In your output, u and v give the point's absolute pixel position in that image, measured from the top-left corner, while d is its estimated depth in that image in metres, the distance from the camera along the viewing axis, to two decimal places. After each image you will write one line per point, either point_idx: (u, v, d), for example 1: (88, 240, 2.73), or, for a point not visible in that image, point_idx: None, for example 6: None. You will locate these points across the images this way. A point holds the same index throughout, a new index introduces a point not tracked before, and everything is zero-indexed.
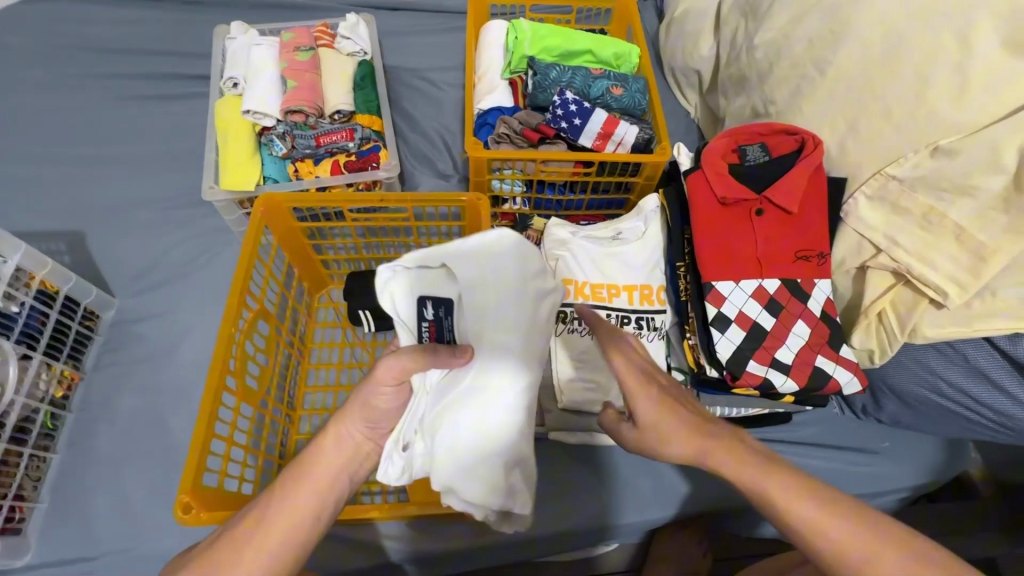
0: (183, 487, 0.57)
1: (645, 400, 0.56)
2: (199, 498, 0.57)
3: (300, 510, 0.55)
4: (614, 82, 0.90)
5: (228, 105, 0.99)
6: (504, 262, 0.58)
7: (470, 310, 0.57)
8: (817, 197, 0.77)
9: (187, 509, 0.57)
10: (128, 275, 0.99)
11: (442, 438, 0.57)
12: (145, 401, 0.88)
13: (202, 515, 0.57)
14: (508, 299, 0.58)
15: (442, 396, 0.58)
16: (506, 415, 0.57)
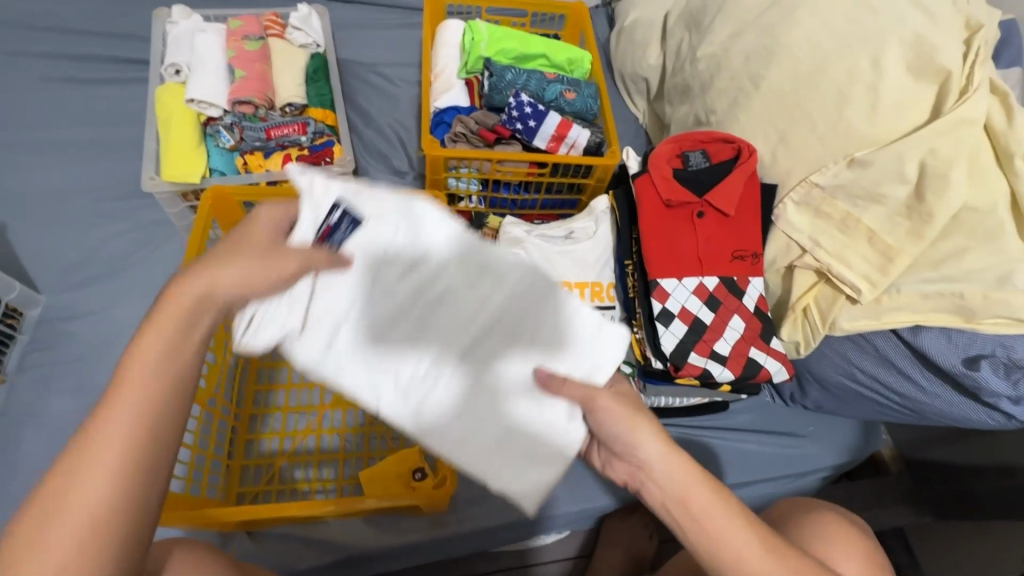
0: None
1: (646, 439, 0.47)
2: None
3: (112, 439, 0.36)
4: (567, 87, 0.93)
5: (169, 92, 0.95)
6: (487, 272, 0.51)
7: (389, 276, 0.51)
8: (751, 201, 0.84)
9: None
10: (56, 270, 0.92)
11: (299, 351, 0.50)
12: (77, 404, 0.83)
13: None
14: (452, 289, 0.50)
15: (326, 304, 0.50)
16: (401, 360, 0.50)
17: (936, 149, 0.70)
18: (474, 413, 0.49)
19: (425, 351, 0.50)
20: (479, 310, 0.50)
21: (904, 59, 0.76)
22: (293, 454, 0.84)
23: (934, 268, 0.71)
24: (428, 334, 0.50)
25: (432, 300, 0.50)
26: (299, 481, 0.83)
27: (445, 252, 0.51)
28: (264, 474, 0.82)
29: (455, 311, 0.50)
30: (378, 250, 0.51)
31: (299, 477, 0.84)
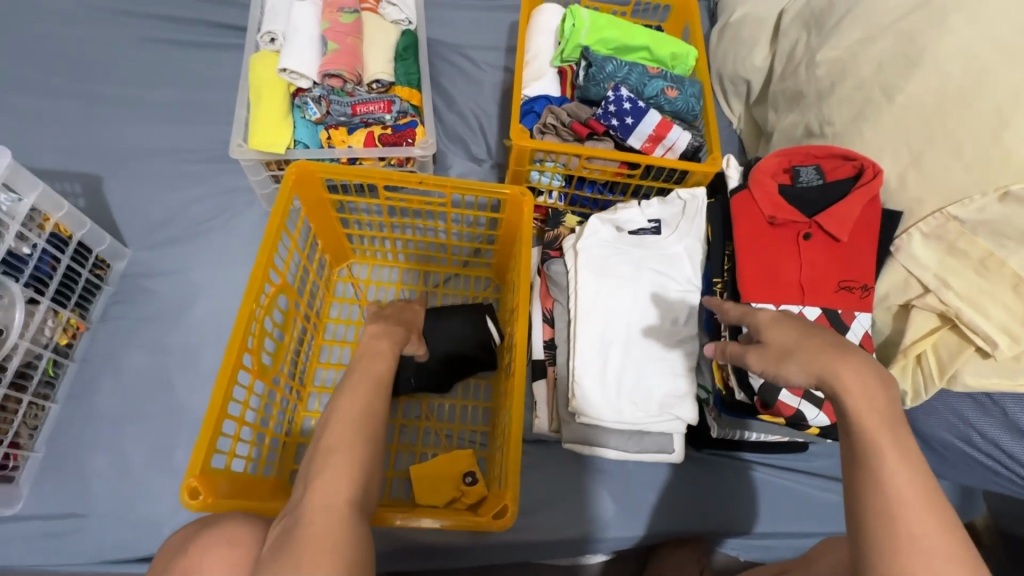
0: (192, 470, 0.55)
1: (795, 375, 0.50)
2: (208, 483, 0.55)
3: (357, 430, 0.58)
4: (670, 84, 0.86)
5: (262, 59, 0.95)
6: (671, 280, 0.83)
7: (647, 271, 0.83)
8: (868, 228, 0.75)
9: (194, 494, 0.54)
10: (143, 226, 0.95)
11: (591, 252, 0.84)
12: (152, 359, 0.85)
13: (209, 501, 0.54)
14: (648, 281, 0.83)
15: (605, 258, 0.84)
16: (611, 294, 0.82)
17: None
18: (612, 330, 0.81)
19: (615, 280, 0.83)
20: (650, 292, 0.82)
21: None
22: None
23: None
24: (616, 285, 0.82)
25: (647, 285, 0.82)
26: None
27: (667, 264, 0.83)
28: None
29: (635, 288, 0.82)
30: (661, 258, 0.84)
31: None
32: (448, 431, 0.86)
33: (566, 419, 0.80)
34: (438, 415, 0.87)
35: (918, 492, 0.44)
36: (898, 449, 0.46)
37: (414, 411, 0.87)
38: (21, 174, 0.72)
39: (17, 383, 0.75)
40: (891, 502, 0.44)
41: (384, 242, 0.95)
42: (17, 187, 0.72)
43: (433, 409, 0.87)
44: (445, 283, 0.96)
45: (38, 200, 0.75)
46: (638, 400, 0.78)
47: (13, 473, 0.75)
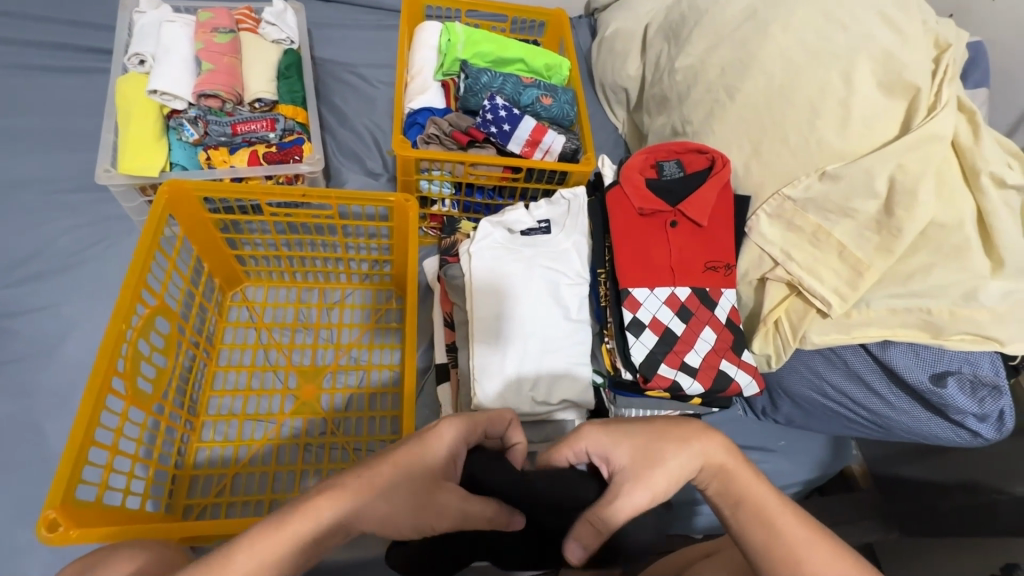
0: (51, 501, 0.50)
1: (637, 496, 0.48)
2: (71, 514, 0.51)
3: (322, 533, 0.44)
4: (543, 92, 0.92)
5: (131, 81, 0.91)
6: (562, 275, 0.85)
7: (539, 267, 0.85)
8: (724, 213, 0.83)
9: (54, 527, 0.50)
10: (1, 263, 0.88)
11: (487, 255, 0.85)
12: (16, 406, 0.78)
13: (71, 532, 0.50)
14: (541, 277, 0.84)
15: (501, 257, 0.85)
16: (507, 290, 0.83)
17: (904, 164, 0.71)
18: (512, 327, 0.82)
19: (511, 278, 0.84)
20: (544, 289, 0.84)
21: (875, 72, 0.77)
22: (246, 464, 0.79)
23: (902, 283, 0.71)
24: (511, 283, 0.84)
25: (540, 282, 0.84)
26: (252, 494, 0.77)
27: (558, 261, 0.86)
28: (218, 484, 0.78)
29: (529, 286, 0.84)
30: (552, 255, 0.86)
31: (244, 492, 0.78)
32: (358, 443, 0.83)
33: None
34: (344, 430, 0.84)
35: (775, 499, 0.46)
36: (749, 478, 0.48)
37: (320, 429, 0.84)
38: None
39: None
40: (759, 519, 0.45)
41: (279, 262, 0.93)
42: None
43: (339, 425, 0.85)
44: (347, 299, 0.94)
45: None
46: (540, 389, 0.79)
47: None
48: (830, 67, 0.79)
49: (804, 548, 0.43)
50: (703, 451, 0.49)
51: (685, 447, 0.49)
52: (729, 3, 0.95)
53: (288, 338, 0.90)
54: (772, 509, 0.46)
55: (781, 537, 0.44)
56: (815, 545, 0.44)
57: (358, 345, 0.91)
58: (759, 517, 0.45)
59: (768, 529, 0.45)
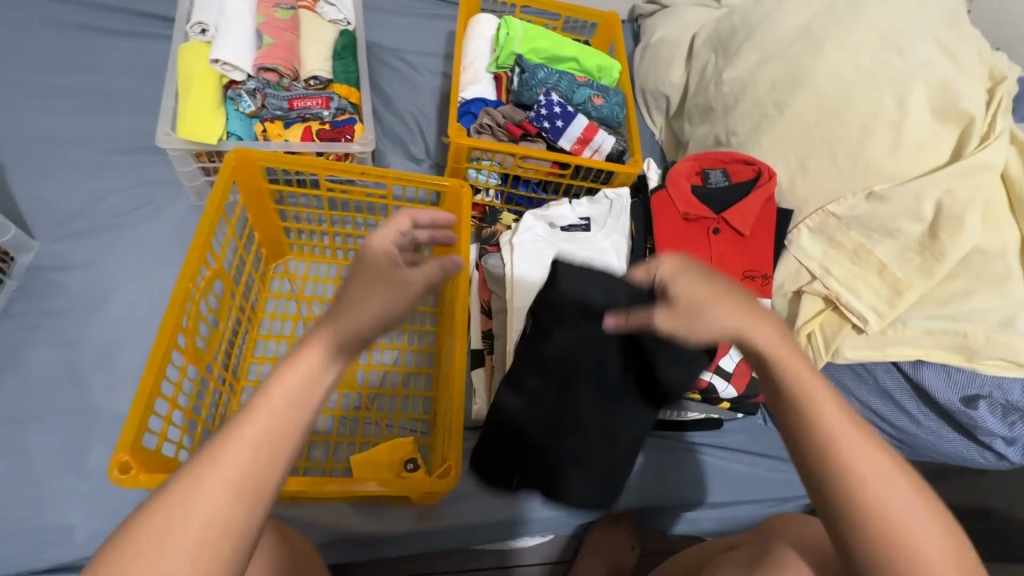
0: (123, 446, 0.52)
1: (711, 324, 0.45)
2: (140, 459, 0.53)
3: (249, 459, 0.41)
4: (595, 92, 0.94)
5: (192, 50, 0.93)
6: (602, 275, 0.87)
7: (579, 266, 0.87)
8: (767, 224, 0.85)
9: (124, 469, 0.52)
10: (52, 217, 0.89)
11: (528, 249, 0.86)
12: (64, 357, 0.80)
13: (140, 476, 0.52)
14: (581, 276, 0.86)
15: (541, 252, 0.87)
16: (546, 286, 0.85)
17: (953, 190, 0.73)
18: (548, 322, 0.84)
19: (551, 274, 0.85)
20: None
21: (929, 99, 0.79)
22: None
23: (939, 306, 0.73)
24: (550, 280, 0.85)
25: None
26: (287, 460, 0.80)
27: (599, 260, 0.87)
28: None
29: None
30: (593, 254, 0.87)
31: None
32: (390, 419, 0.86)
33: None
34: (377, 406, 0.86)
35: (864, 449, 0.44)
36: (837, 413, 0.45)
37: (354, 403, 0.87)
38: None
39: None
40: (843, 459, 0.44)
41: (323, 238, 0.95)
42: None
43: (373, 401, 0.87)
44: None
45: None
46: None
47: None
48: (883, 90, 0.81)
49: (875, 484, 0.44)
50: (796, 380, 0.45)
51: (797, 370, 0.46)
52: (782, 19, 0.97)
53: (328, 312, 0.92)
54: (859, 455, 0.44)
55: (861, 481, 0.44)
56: (892, 496, 0.44)
57: (395, 325, 0.93)
58: (842, 458, 0.44)
59: (850, 474, 0.44)
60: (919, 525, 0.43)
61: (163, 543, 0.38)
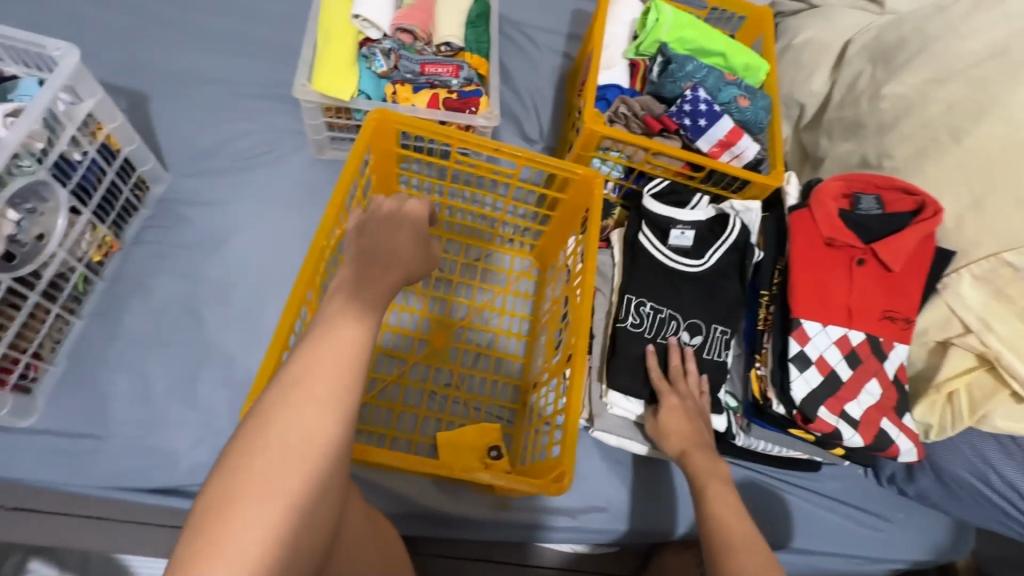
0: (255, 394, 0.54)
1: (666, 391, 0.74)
2: None
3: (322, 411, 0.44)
4: (743, 93, 0.87)
5: (334, 4, 0.93)
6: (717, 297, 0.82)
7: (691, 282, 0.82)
8: (921, 263, 0.76)
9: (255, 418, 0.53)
10: (184, 153, 0.92)
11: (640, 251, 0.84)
12: (184, 289, 0.82)
13: None
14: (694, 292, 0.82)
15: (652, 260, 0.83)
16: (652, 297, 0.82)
17: None
18: None
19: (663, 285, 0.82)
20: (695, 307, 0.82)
21: None
22: (374, 395, 0.82)
23: None
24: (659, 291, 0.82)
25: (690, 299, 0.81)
26: (377, 425, 0.81)
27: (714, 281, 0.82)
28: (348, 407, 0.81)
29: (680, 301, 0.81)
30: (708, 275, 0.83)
31: (367, 421, 0.81)
32: (479, 400, 0.85)
33: (600, 411, 0.80)
34: (468, 386, 0.86)
35: (745, 540, 0.60)
36: (726, 508, 0.63)
37: (445, 379, 0.86)
38: (85, 76, 0.69)
39: (49, 292, 0.73)
40: (712, 522, 0.63)
41: None
42: (78, 90, 0.69)
43: (463, 379, 0.86)
44: (488, 259, 0.94)
45: (95, 107, 0.72)
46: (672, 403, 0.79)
47: (30, 384, 0.72)
48: None
49: (741, 547, 0.60)
50: (718, 506, 0.64)
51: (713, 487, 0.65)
52: (970, 36, 0.86)
53: (429, 283, 0.91)
54: (726, 516, 0.63)
55: (726, 534, 0.61)
56: (745, 548, 0.59)
57: (492, 307, 0.91)
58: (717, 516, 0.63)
59: (719, 548, 0.60)
60: (753, 541, 0.60)
61: (267, 460, 0.41)
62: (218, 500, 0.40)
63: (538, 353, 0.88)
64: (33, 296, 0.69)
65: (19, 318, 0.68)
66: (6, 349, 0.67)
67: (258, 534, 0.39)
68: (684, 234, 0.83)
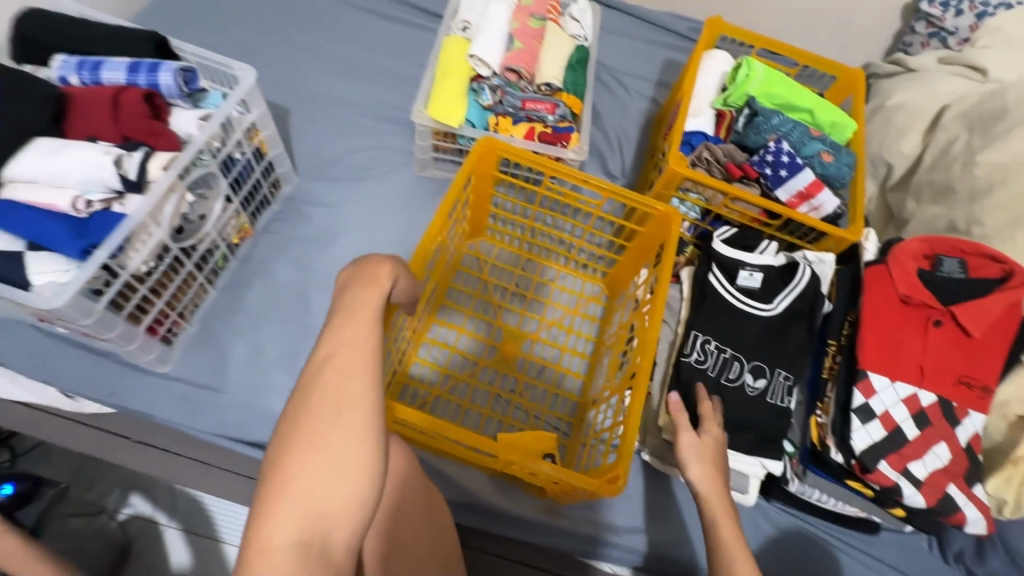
0: None
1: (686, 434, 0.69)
2: None
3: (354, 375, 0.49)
4: (827, 148, 0.90)
5: (453, 44, 1.06)
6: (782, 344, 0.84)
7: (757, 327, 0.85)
8: (1003, 332, 0.76)
9: None
10: (312, 161, 1.07)
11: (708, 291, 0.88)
12: (298, 275, 0.95)
13: None
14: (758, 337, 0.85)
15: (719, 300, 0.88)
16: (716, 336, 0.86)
17: None
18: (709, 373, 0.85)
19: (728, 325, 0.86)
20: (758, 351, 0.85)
21: None
22: (446, 390, 0.90)
23: None
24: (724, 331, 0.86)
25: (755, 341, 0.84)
26: (445, 417, 0.88)
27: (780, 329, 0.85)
28: (422, 397, 0.89)
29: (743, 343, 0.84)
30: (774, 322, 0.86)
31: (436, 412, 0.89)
32: (542, 406, 0.91)
33: (653, 431, 0.86)
34: (530, 395, 0.92)
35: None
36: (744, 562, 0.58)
37: (509, 385, 0.93)
38: (256, 92, 0.84)
39: (199, 264, 0.87)
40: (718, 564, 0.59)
41: (516, 228, 1.02)
42: (249, 102, 0.84)
43: (527, 388, 0.92)
44: (560, 280, 1.01)
45: (257, 117, 0.87)
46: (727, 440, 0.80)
47: (172, 338, 0.86)
48: None
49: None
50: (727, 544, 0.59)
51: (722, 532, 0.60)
52: None
53: (504, 296, 0.99)
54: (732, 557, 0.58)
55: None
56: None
57: (560, 325, 0.97)
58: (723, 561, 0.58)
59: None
60: None
61: (311, 416, 0.46)
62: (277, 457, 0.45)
63: (598, 373, 0.93)
64: (188, 265, 0.83)
65: (174, 282, 0.82)
66: (161, 309, 0.81)
67: (311, 477, 0.43)
68: (753, 279, 0.87)
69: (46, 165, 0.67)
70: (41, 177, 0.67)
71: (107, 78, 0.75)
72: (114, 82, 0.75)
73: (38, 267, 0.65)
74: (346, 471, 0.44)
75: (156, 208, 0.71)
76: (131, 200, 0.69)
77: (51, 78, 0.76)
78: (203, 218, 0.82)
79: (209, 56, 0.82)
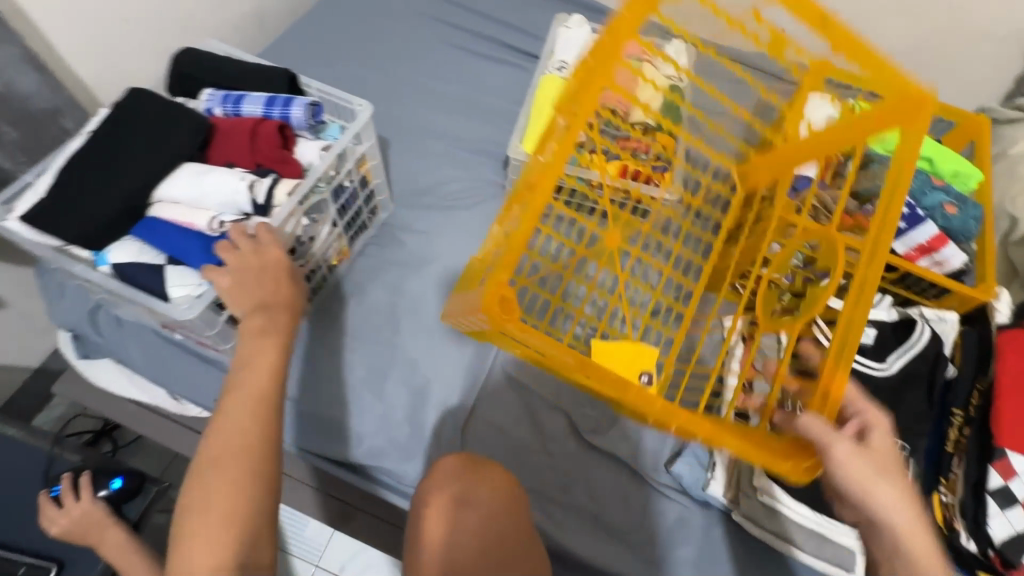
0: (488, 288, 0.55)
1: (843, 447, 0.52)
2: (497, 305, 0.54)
3: (246, 431, 0.62)
4: (950, 199, 0.83)
5: (550, 82, 1.09)
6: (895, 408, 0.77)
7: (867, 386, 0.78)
8: None
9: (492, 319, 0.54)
10: (408, 189, 1.12)
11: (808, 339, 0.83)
12: (389, 298, 0.99)
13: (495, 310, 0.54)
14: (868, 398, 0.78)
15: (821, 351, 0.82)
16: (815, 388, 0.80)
17: None
18: None
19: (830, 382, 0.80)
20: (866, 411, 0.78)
21: None
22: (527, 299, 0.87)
23: None
24: None
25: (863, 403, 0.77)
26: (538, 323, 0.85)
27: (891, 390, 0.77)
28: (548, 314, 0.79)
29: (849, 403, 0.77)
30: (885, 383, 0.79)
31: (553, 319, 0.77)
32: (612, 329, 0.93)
33: (748, 493, 0.78)
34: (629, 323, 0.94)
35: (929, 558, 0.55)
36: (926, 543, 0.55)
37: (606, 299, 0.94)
38: (369, 123, 0.89)
39: (303, 282, 0.91)
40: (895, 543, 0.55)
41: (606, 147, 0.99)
42: (362, 134, 0.88)
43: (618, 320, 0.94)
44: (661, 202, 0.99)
45: (368, 149, 0.92)
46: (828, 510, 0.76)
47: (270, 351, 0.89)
48: None
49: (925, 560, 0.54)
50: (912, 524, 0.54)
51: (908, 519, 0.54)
52: None
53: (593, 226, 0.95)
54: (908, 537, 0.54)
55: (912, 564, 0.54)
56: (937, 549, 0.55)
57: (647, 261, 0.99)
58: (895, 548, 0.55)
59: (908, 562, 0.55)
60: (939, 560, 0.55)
61: (209, 474, 0.59)
62: (187, 525, 0.58)
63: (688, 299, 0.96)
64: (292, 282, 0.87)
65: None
66: None
67: (208, 533, 0.57)
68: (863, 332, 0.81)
69: (192, 188, 0.74)
70: (184, 197, 0.74)
71: (246, 110, 0.82)
72: (252, 114, 0.82)
73: (175, 279, 0.70)
74: (236, 531, 0.57)
75: (282, 230, 0.74)
76: (255, 223, 0.75)
77: (198, 109, 0.83)
78: (312, 240, 0.87)
79: (332, 92, 0.88)
